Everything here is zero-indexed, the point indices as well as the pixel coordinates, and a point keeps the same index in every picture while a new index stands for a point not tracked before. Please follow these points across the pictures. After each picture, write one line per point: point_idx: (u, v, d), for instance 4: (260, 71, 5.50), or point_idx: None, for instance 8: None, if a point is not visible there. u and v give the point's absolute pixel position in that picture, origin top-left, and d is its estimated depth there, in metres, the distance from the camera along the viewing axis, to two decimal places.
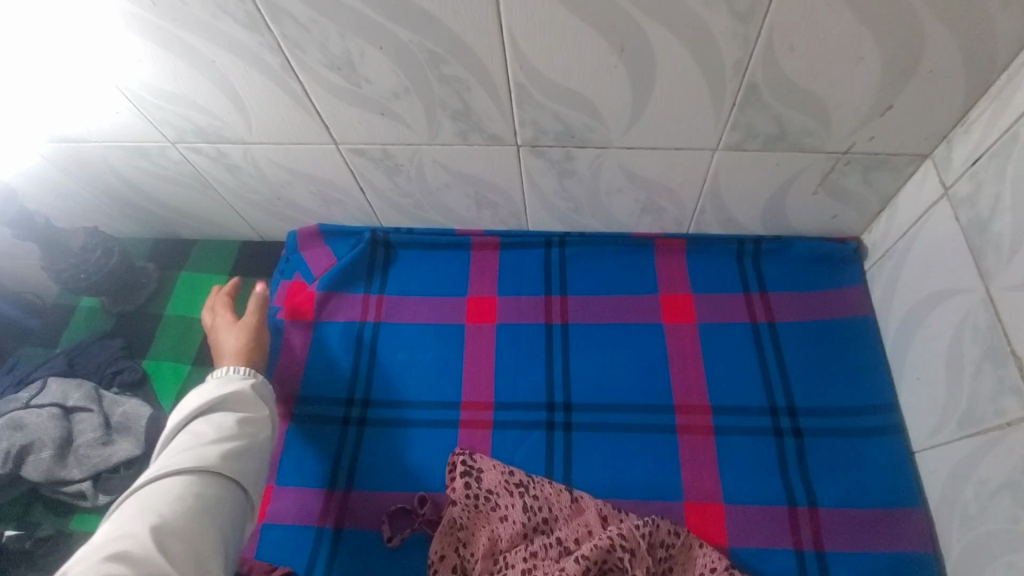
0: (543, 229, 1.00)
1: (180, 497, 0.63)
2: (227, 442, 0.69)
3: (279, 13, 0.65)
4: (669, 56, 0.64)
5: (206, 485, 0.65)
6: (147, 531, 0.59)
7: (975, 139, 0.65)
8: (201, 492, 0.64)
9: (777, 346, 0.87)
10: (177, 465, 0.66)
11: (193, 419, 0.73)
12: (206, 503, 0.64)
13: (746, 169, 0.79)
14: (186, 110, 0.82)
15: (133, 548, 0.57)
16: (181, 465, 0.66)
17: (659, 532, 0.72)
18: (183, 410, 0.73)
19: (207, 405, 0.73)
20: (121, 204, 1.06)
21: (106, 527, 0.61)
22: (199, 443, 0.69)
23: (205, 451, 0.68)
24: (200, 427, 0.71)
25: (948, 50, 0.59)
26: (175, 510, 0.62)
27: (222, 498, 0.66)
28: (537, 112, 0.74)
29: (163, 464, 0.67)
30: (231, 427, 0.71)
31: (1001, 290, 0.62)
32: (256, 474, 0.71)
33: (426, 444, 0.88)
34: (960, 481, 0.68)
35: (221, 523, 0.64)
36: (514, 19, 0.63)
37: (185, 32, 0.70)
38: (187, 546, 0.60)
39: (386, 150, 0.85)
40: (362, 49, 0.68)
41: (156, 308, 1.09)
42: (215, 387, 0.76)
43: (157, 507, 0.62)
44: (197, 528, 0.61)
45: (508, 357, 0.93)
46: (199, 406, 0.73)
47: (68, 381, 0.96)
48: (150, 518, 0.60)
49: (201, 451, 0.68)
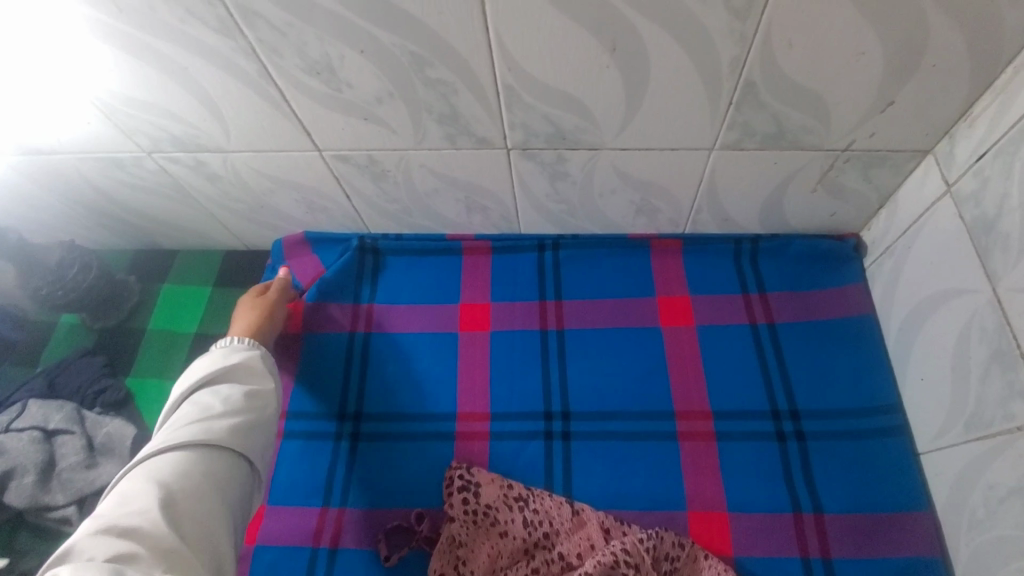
0: (535, 232, 0.98)
1: (189, 471, 0.61)
2: (234, 416, 0.67)
3: (253, 17, 0.62)
4: (664, 54, 0.62)
5: (215, 459, 0.63)
6: (157, 505, 0.56)
7: (980, 135, 0.63)
8: (208, 468, 0.62)
9: (777, 348, 0.85)
10: (183, 436, 0.63)
11: (197, 390, 0.70)
12: (214, 480, 0.62)
13: (744, 168, 0.77)
14: (160, 119, 0.78)
15: (143, 523, 0.55)
16: (188, 436, 0.63)
17: (663, 545, 0.71)
18: (185, 382, 0.71)
19: (212, 376, 0.71)
20: (97, 215, 1.02)
21: (110, 498, 0.59)
22: (206, 416, 0.66)
23: (212, 425, 0.65)
24: (206, 399, 0.68)
25: (953, 44, 0.57)
26: (183, 484, 0.60)
27: (230, 474, 0.64)
28: (526, 114, 0.71)
29: (167, 435, 0.64)
30: (239, 400, 0.69)
31: (1008, 291, 0.60)
32: (262, 450, 0.69)
33: (422, 458, 0.85)
34: (967, 485, 0.67)
35: (229, 500, 0.62)
36: (501, 19, 0.60)
37: (154, 38, 0.66)
38: (198, 526, 0.58)
39: (371, 156, 0.82)
40: (341, 53, 0.65)
41: (138, 322, 1.05)
42: (220, 358, 0.74)
43: (165, 480, 0.59)
44: (206, 504, 0.59)
45: (504, 365, 0.91)
46: (205, 376, 0.71)
47: (48, 402, 0.93)
48: (158, 491, 0.57)
49: (209, 423, 0.65)
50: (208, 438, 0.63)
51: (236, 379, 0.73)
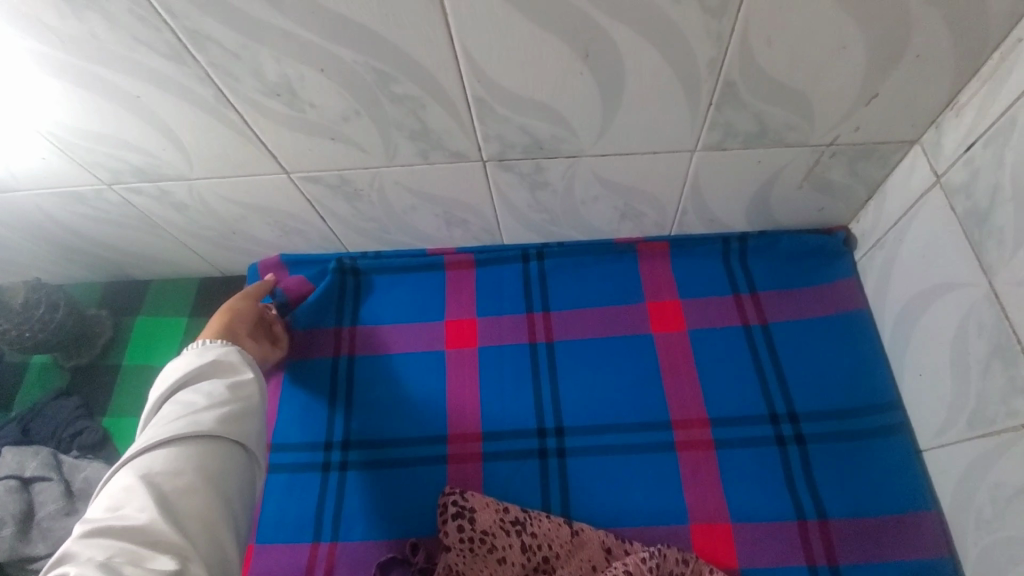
0: (518, 242, 0.95)
1: (180, 467, 0.57)
2: (221, 407, 0.64)
3: (203, 40, 0.58)
4: (639, 57, 0.59)
5: (207, 452, 0.60)
6: (153, 504, 0.53)
7: (968, 124, 0.61)
8: (202, 461, 0.59)
9: (771, 349, 0.83)
10: (169, 432, 0.59)
11: (177, 390, 0.66)
12: (210, 472, 0.59)
13: (728, 167, 0.75)
14: (118, 150, 0.75)
15: (141, 522, 0.52)
16: (175, 431, 0.59)
17: (666, 563, 0.69)
18: (164, 382, 0.67)
19: (190, 375, 0.67)
20: (63, 250, 0.98)
21: (100, 503, 0.55)
22: (190, 411, 0.62)
23: (199, 417, 0.61)
24: (189, 397, 0.65)
25: (936, 33, 0.55)
26: (177, 481, 0.56)
27: (227, 464, 0.60)
28: (500, 125, 0.69)
29: (151, 434, 0.60)
30: (224, 393, 0.65)
31: (1006, 285, 0.58)
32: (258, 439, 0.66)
33: (414, 484, 0.83)
34: (972, 484, 0.65)
35: (230, 491, 0.59)
36: (466, 31, 0.57)
37: (101, 68, 0.62)
38: (201, 521, 0.55)
39: (342, 176, 0.79)
40: (301, 72, 0.62)
41: (113, 358, 1.02)
42: (195, 355, 0.70)
43: (157, 478, 0.56)
44: (206, 499, 0.56)
45: (494, 381, 0.88)
46: (184, 374, 0.67)
47: (23, 450, 0.89)
48: (151, 491, 0.54)
49: (195, 416, 0.61)
50: (196, 431, 0.60)
51: (218, 374, 0.69)
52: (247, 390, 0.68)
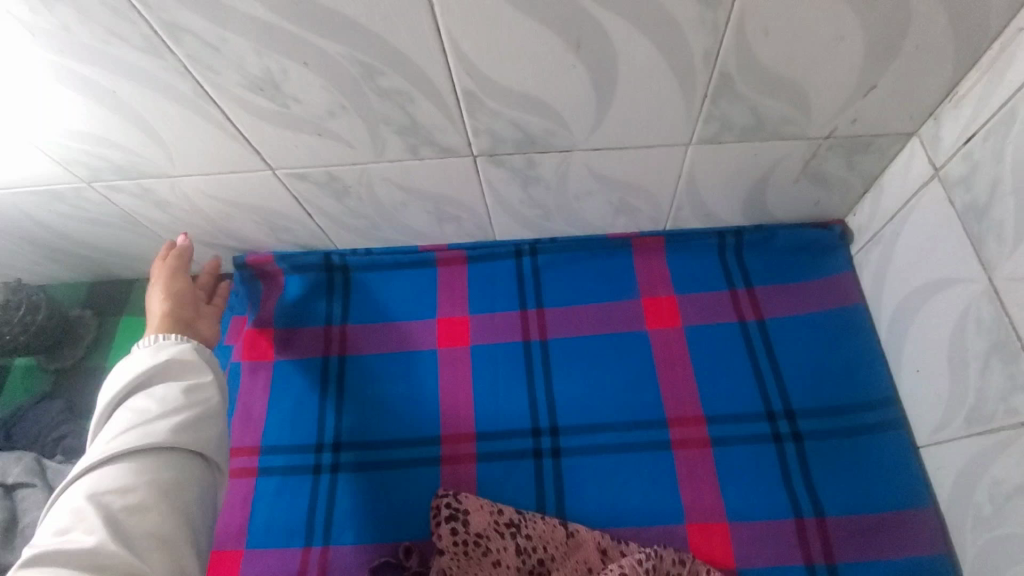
0: (511, 238, 0.93)
1: (132, 483, 0.55)
2: (176, 415, 0.61)
3: (180, 33, 0.56)
4: (632, 49, 0.57)
5: (160, 464, 0.57)
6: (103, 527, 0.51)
7: (968, 116, 0.60)
8: (154, 476, 0.56)
9: (767, 344, 0.82)
10: (118, 445, 0.57)
11: (131, 396, 0.64)
12: (164, 484, 0.56)
13: (723, 161, 0.73)
14: (97, 148, 0.72)
15: (90, 545, 0.50)
16: (125, 445, 0.57)
17: (663, 564, 0.68)
18: (116, 387, 0.64)
19: (143, 380, 0.64)
20: (44, 250, 0.96)
21: (52, 523, 0.54)
22: (142, 421, 0.60)
23: (151, 427, 0.59)
24: (141, 403, 0.62)
25: (936, 23, 0.54)
26: (129, 499, 0.54)
27: (182, 474, 0.58)
28: (491, 120, 0.67)
29: (99, 447, 0.58)
30: (178, 399, 0.62)
31: (1006, 281, 0.57)
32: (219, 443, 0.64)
33: (405, 486, 0.81)
34: (971, 481, 0.64)
35: (189, 503, 0.57)
36: (453, 22, 0.55)
37: (75, 62, 0.60)
38: (157, 538, 0.53)
39: (330, 172, 0.77)
40: (283, 65, 0.60)
41: (97, 358, 1.00)
42: (149, 357, 0.67)
43: (107, 497, 0.54)
44: (160, 514, 0.54)
45: (487, 380, 0.87)
46: (133, 379, 0.64)
47: (5, 456, 0.87)
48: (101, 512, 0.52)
49: (146, 427, 0.59)
50: (146, 444, 0.57)
51: (173, 377, 0.66)
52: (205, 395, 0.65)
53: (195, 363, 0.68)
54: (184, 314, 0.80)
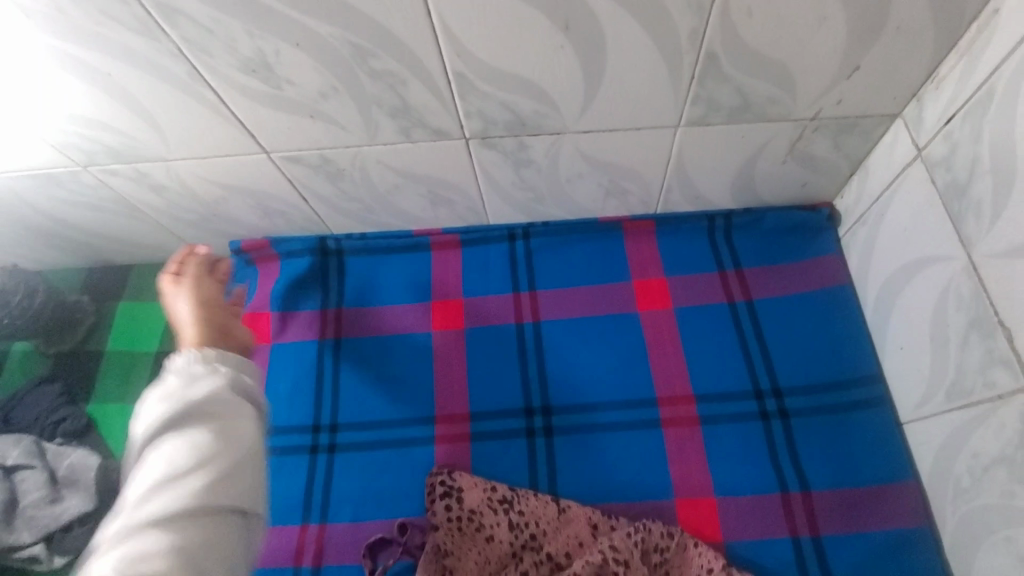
0: (504, 222, 0.95)
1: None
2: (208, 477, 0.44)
3: (174, 15, 0.57)
4: (619, 30, 0.58)
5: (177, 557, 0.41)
6: None
7: (948, 96, 0.61)
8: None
9: (756, 325, 0.84)
10: (142, 516, 0.42)
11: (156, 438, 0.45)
12: None
13: (712, 143, 0.74)
14: (92, 131, 0.73)
15: None
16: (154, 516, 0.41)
17: (651, 537, 0.70)
18: (145, 421, 0.46)
19: (167, 422, 0.45)
20: (41, 235, 0.97)
21: None
22: (173, 481, 0.43)
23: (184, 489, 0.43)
24: (168, 456, 0.44)
25: (916, 4, 0.55)
26: None
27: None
28: (482, 102, 0.68)
29: (124, 509, 0.42)
30: (211, 454, 0.44)
31: (983, 258, 0.58)
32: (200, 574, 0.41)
33: (401, 466, 0.83)
34: (950, 455, 0.66)
35: None
36: (443, 3, 0.55)
37: (69, 43, 0.61)
38: None
39: (324, 155, 0.77)
40: (276, 47, 0.60)
41: (96, 343, 1.01)
42: (175, 389, 0.46)
43: None
44: None
45: (481, 361, 0.88)
46: (162, 417, 0.45)
47: (5, 438, 0.88)
48: None
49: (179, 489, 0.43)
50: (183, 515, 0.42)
51: (193, 425, 0.45)
52: (238, 431, 0.47)
53: (226, 401, 0.47)
54: (223, 320, 0.57)
